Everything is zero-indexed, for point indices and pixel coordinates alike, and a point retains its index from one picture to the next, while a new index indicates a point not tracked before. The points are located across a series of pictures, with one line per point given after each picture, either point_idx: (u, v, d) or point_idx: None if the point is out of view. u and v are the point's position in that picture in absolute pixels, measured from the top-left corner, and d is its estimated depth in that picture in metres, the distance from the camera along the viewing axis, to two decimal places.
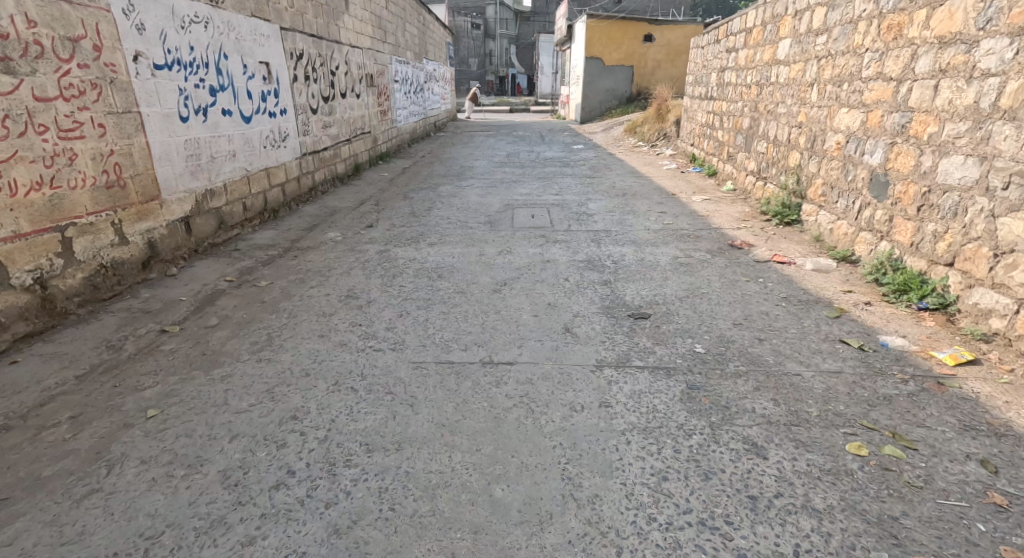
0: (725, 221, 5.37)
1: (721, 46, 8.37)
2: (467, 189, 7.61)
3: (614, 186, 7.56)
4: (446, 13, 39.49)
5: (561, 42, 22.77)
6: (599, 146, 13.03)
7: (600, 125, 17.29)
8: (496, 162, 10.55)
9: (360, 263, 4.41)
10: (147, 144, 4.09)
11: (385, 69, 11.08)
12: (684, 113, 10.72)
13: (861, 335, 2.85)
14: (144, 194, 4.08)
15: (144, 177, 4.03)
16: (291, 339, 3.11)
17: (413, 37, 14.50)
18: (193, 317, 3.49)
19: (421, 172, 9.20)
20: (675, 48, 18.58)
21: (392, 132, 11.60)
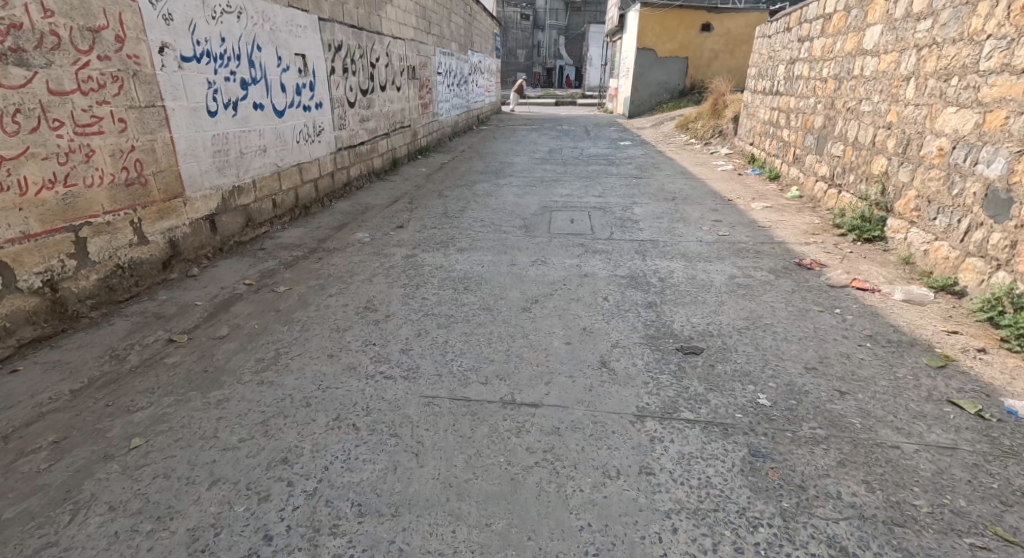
0: (789, 235, 4.91)
1: (791, 37, 7.74)
2: (507, 188, 7.25)
3: (663, 189, 7.08)
4: (496, 4, 39.06)
5: (612, 34, 22.12)
6: (648, 143, 12.48)
7: (650, 120, 16.66)
8: (540, 158, 10.16)
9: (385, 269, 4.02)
10: (173, 140, 3.82)
11: (429, 60, 10.76)
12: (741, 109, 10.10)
13: (978, 397, 2.39)
14: (167, 191, 3.80)
15: (166, 175, 3.76)
16: (298, 359, 2.66)
17: (458, 28, 14.16)
18: (205, 325, 3.05)
19: (461, 168, 8.89)
20: (735, 40, 17.66)
21: (434, 124, 11.32)
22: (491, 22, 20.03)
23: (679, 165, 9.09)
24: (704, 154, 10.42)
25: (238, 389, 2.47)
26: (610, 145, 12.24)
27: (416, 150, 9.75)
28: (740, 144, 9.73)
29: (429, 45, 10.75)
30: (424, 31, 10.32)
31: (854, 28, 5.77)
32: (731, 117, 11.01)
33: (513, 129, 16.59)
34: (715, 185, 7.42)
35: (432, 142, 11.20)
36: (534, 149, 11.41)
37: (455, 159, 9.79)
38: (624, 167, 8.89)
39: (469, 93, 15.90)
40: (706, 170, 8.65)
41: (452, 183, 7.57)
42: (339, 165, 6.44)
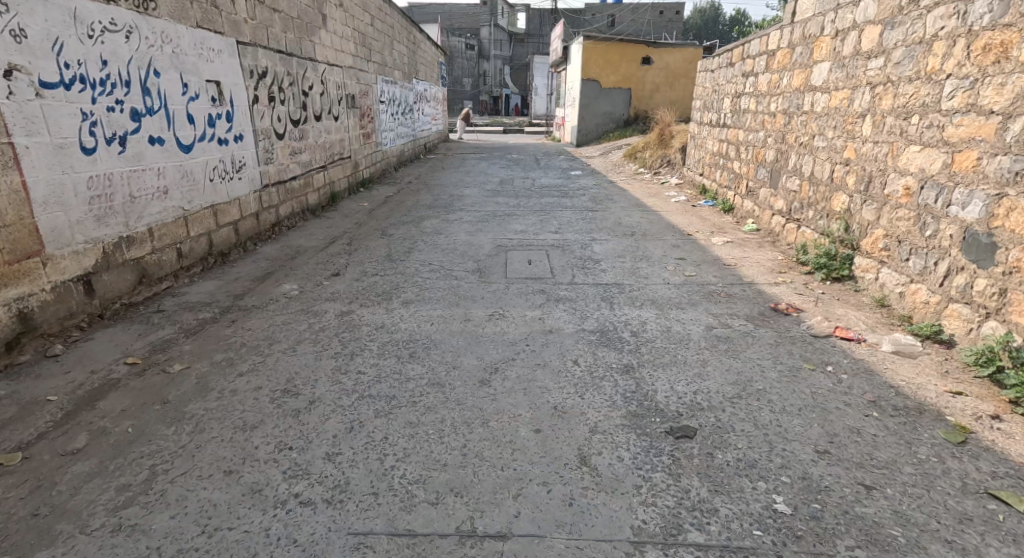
0: (756, 274, 4.53)
1: (735, 71, 7.62)
2: (456, 224, 6.76)
3: (621, 222, 6.76)
4: (440, 34, 39.06)
5: (556, 64, 22.18)
6: (599, 172, 12.27)
7: (598, 148, 16.58)
8: (490, 190, 9.74)
9: (315, 333, 3.60)
10: (24, 183, 3.29)
11: (369, 90, 10.25)
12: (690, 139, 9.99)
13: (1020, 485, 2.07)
14: (16, 252, 3.26)
15: (12, 231, 3.22)
16: (180, 479, 2.27)
17: (402, 58, 13.82)
18: (48, 438, 2.62)
19: (406, 202, 8.36)
20: (675, 72, 18.05)
21: (378, 156, 10.78)
22: (435, 52, 19.73)
23: (633, 196, 8.83)
24: (656, 184, 10.22)
25: (72, 549, 2.01)
26: (561, 175, 11.96)
27: (357, 183, 9.13)
28: (691, 174, 9.56)
29: (370, 74, 10.26)
30: (364, 60, 9.83)
31: (800, 65, 5.58)
32: (680, 147, 10.91)
33: (461, 159, 16.21)
34: (672, 217, 7.15)
35: (376, 174, 10.65)
36: (484, 181, 11.00)
37: (401, 192, 9.25)
38: (576, 199, 8.56)
39: (415, 123, 15.46)
40: (660, 201, 8.41)
41: (397, 220, 7.03)
42: (264, 205, 5.80)
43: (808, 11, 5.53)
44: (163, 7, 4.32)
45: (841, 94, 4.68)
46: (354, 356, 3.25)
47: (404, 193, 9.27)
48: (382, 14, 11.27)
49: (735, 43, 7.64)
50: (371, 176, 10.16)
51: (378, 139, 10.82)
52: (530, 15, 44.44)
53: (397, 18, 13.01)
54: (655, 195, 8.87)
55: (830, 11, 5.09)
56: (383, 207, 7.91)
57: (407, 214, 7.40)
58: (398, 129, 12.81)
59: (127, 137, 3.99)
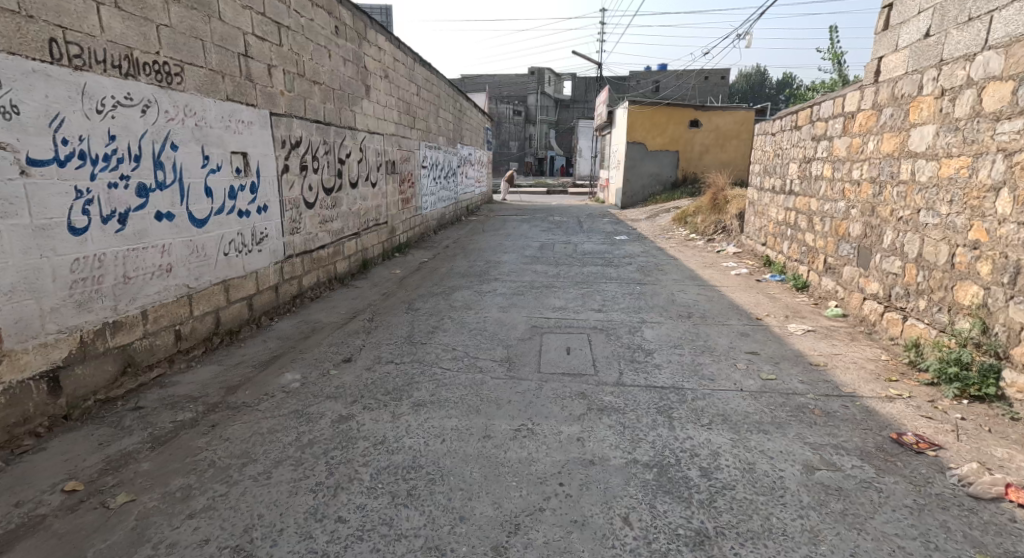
0: (857, 385, 3.67)
1: (804, 134, 6.84)
2: (490, 297, 6.04)
3: (677, 300, 5.93)
4: (487, 98, 39.89)
5: (601, 127, 21.92)
6: (646, 238, 11.53)
7: (646, 211, 15.91)
8: (530, 256, 9.09)
9: (288, 457, 2.69)
10: None
11: (411, 154, 9.84)
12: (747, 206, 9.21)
13: None
14: None
15: None
16: None
17: (447, 122, 13.64)
18: None
19: (440, 270, 7.76)
20: (725, 133, 17.38)
21: (415, 219, 10.31)
22: (482, 115, 19.66)
23: (687, 266, 8.02)
24: (711, 252, 9.39)
25: None
26: (606, 239, 11.27)
27: (390, 248, 8.47)
28: (751, 242, 8.70)
29: (412, 138, 9.89)
30: (406, 124, 9.45)
31: (891, 128, 4.86)
32: (736, 212, 10.10)
33: (503, 221, 15.76)
34: (736, 294, 6.27)
35: (413, 238, 10.13)
36: (524, 246, 10.38)
37: (436, 259, 8.67)
38: (624, 269, 7.79)
39: (458, 185, 15.17)
40: (719, 273, 7.55)
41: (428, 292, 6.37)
42: (287, 273, 5.02)
43: (898, 69, 4.78)
44: (189, 80, 3.84)
45: (979, 174, 3.84)
46: (338, 490, 2.47)
47: (439, 259, 8.68)
48: (426, 77, 11.03)
49: (803, 104, 6.91)
50: (407, 242, 9.62)
51: (416, 204, 10.34)
52: (575, 80, 45.15)
53: (442, 82, 12.83)
54: (712, 266, 8.02)
55: (940, 68, 4.26)
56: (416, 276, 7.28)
57: (440, 284, 6.75)
58: (438, 192, 12.43)
59: (129, 214, 3.46)
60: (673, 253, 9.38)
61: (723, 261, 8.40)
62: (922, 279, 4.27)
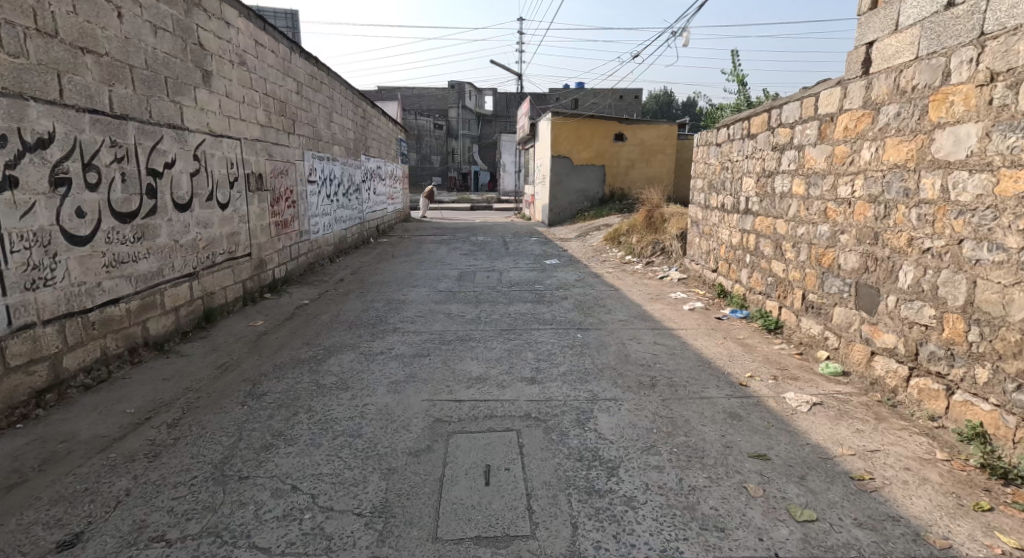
0: (937, 518, 2.44)
1: (761, 142, 5.57)
2: (368, 370, 4.32)
3: (627, 355, 4.47)
4: (406, 112, 38.09)
5: (524, 142, 20.70)
6: (578, 261, 10.18)
7: (575, 229, 14.65)
8: (439, 292, 7.42)
9: None
10: None
11: (285, 167, 8.18)
12: (690, 225, 7.99)
13: None
14: None
15: None
16: None
17: (346, 132, 11.93)
18: None
19: (314, 320, 5.97)
20: (650, 148, 16.60)
21: (292, 249, 8.41)
22: (393, 125, 17.95)
23: (629, 299, 6.60)
24: (652, 279, 8.04)
25: None
26: (530, 266, 9.77)
27: (245, 295, 6.63)
28: (698, 267, 7.39)
29: (282, 149, 8.05)
30: (270, 132, 7.60)
31: (898, 131, 3.57)
32: (676, 232, 8.84)
33: (418, 243, 14.04)
34: (696, 339, 4.86)
35: (289, 272, 8.24)
36: (435, 277, 8.69)
37: (313, 303, 6.85)
38: (555, 307, 6.30)
39: (361, 203, 13.40)
40: (668, 307, 6.15)
41: (277, 364, 4.58)
42: (6, 361, 3.51)
43: (903, 55, 3.54)
44: None
45: None
46: None
47: (320, 303, 6.86)
48: (305, 77, 9.19)
49: (760, 108, 5.62)
50: (276, 280, 7.73)
51: (297, 228, 8.68)
52: (497, 94, 44.05)
53: (336, 86, 11.10)
54: (658, 298, 6.62)
55: (982, 46, 3.06)
56: (275, 333, 5.46)
57: (306, 346, 5.01)
58: (332, 211, 10.72)
59: None
60: (611, 282, 7.96)
61: (670, 291, 7.03)
62: (976, 337, 3.04)
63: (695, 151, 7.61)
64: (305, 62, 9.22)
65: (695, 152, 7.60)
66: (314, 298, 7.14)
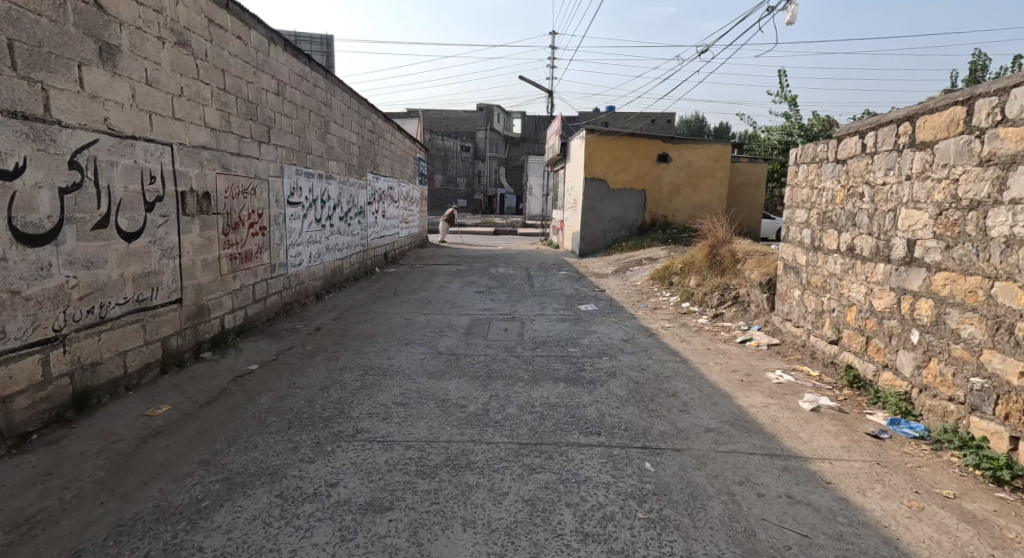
0: None
1: (948, 153, 3.71)
2: (268, 555, 2.61)
3: (753, 538, 2.61)
4: (431, 132, 36.71)
5: (553, 161, 18.84)
6: (620, 307, 8.33)
7: (611, 261, 12.80)
8: (438, 356, 5.48)
9: None
10: None
11: (252, 184, 6.40)
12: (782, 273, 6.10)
13: None
14: None
15: None
16: None
17: (345, 144, 10.15)
18: None
19: (242, 414, 4.03)
20: (697, 172, 14.65)
21: (255, 288, 6.53)
22: (410, 142, 16.24)
23: (714, 387, 4.68)
24: (727, 345, 6.05)
25: None
26: (560, 314, 7.94)
27: (159, 360, 4.87)
28: (803, 328, 5.58)
29: (247, 160, 6.23)
30: (225, 140, 5.76)
31: None
32: (759, 278, 6.85)
33: (430, 275, 12.21)
34: (864, 492, 2.96)
35: (246, 318, 6.34)
36: (438, 329, 6.82)
37: (258, 372, 4.99)
38: (602, 398, 4.38)
39: (364, 228, 11.66)
40: (778, 407, 4.21)
41: (118, 524, 2.87)
42: None
43: None
44: None
45: None
46: None
47: (274, 371, 5.01)
48: (292, 79, 7.46)
49: (952, 96, 3.74)
50: (225, 331, 5.85)
51: (268, 260, 6.90)
52: (525, 116, 42.70)
53: (335, 91, 9.42)
54: (748, 387, 4.66)
55: None
56: (168, 436, 3.71)
57: (200, 471, 3.27)
58: (322, 238, 8.98)
59: None
60: (672, 348, 5.99)
61: (764, 373, 5.05)
62: None
63: (790, 169, 5.86)
64: (293, 61, 7.46)
65: (792, 171, 5.82)
66: (263, 362, 5.27)
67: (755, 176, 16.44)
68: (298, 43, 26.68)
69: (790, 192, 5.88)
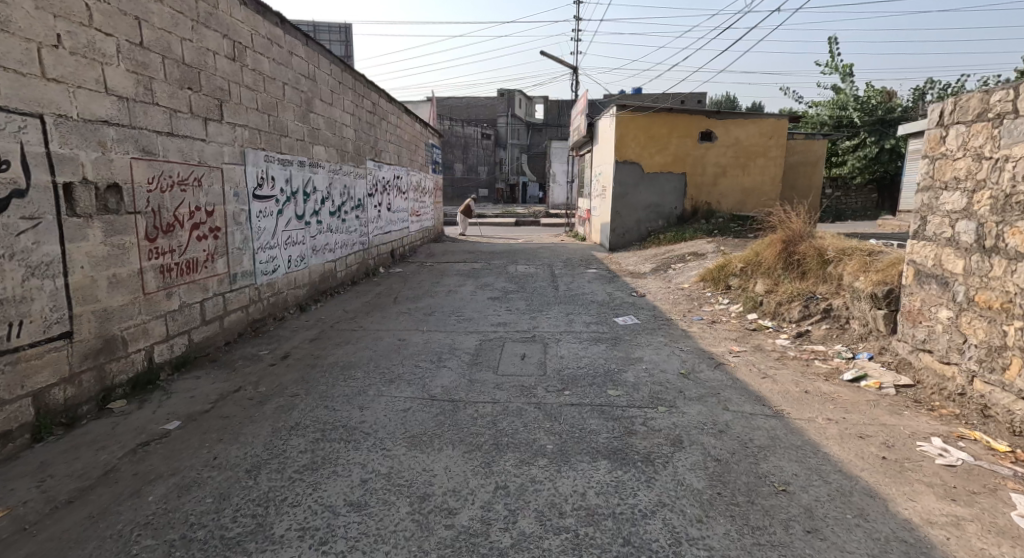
0: None
1: None
2: None
3: None
4: (452, 119, 35.21)
5: (580, 145, 17.11)
6: (664, 317, 6.80)
7: (649, 256, 11.19)
8: (431, 405, 4.12)
9: None
10: None
11: (197, 171, 5.12)
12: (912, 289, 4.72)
13: None
14: None
15: None
16: None
17: (336, 126, 8.72)
18: None
19: (104, 527, 2.92)
20: (747, 151, 12.83)
21: (205, 306, 5.21)
22: (421, 126, 14.75)
23: (847, 474, 3.30)
24: (835, 388, 4.44)
25: None
26: (589, 330, 6.42)
27: (30, 423, 3.65)
28: (956, 365, 4.19)
29: (186, 142, 4.95)
30: (139, 110, 4.44)
31: None
32: (867, 288, 5.20)
33: (442, 274, 10.78)
34: None
35: (190, 344, 5.02)
36: (429, 360, 5.27)
37: (174, 436, 3.72)
38: (668, 496, 2.94)
39: (364, 224, 10.13)
40: (980, 528, 2.89)
41: None
42: None
43: None
44: None
45: None
46: None
47: (196, 436, 3.72)
48: (256, 41, 6.11)
49: None
50: (155, 366, 4.60)
51: (227, 268, 5.58)
52: (547, 101, 41.03)
53: (319, 63, 7.97)
54: (900, 483, 3.25)
55: None
56: None
57: None
58: (307, 237, 7.58)
59: None
60: (754, 391, 4.35)
61: (917, 448, 3.63)
62: None
63: (930, 133, 4.64)
64: (256, 19, 6.11)
65: (935, 136, 4.57)
66: (187, 418, 3.97)
67: (812, 155, 14.63)
68: (317, 36, 25.24)
69: (932, 165, 4.59)
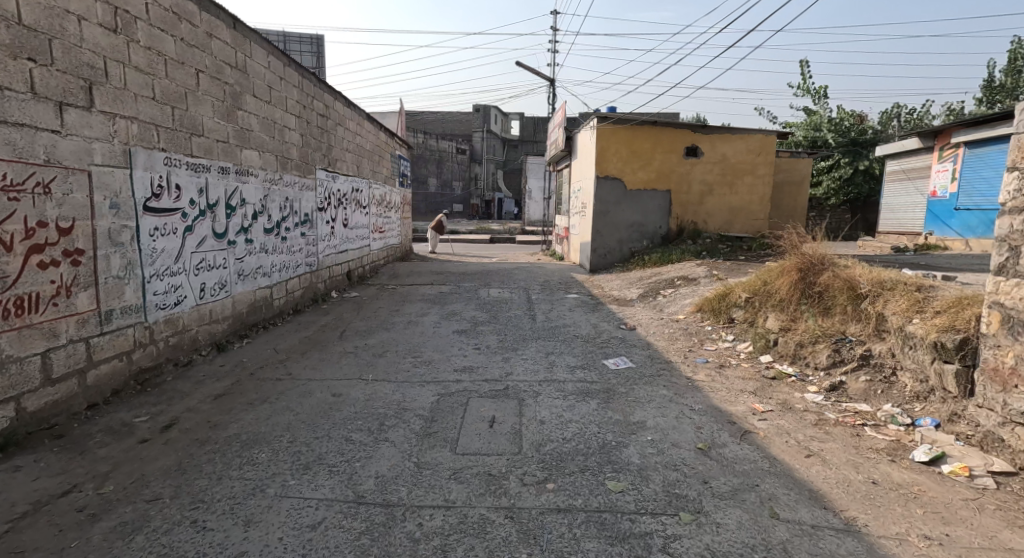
0: None
1: None
2: None
3: None
4: (425, 133, 34.13)
5: (557, 158, 16.08)
6: (658, 358, 5.64)
7: (632, 280, 10.09)
8: (384, 514, 3.16)
9: None
10: None
11: (42, 174, 4.30)
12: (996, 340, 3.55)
13: None
14: None
15: None
16: None
17: (276, 122, 7.59)
18: None
19: None
20: (733, 167, 11.90)
21: (50, 359, 4.35)
22: (386, 136, 13.58)
23: None
24: (913, 476, 3.24)
25: None
26: (571, 375, 5.27)
27: None
28: None
29: (22, 132, 4.14)
30: None
31: None
32: (926, 334, 4.03)
33: (403, 300, 9.51)
34: None
35: (20, 417, 4.14)
36: (363, 435, 4.17)
37: None
38: None
39: (313, 244, 8.86)
40: None
41: None
42: None
43: None
44: None
45: None
46: None
47: None
48: (153, 13, 5.30)
49: None
50: None
51: (94, 304, 4.72)
52: (523, 116, 40.24)
53: (250, 45, 6.95)
54: None
55: None
56: None
57: None
58: (231, 259, 6.62)
59: None
60: (807, 484, 3.11)
61: None
62: None
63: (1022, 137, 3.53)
64: None
65: None
66: None
67: (796, 174, 13.84)
68: (285, 46, 23.90)
69: None
